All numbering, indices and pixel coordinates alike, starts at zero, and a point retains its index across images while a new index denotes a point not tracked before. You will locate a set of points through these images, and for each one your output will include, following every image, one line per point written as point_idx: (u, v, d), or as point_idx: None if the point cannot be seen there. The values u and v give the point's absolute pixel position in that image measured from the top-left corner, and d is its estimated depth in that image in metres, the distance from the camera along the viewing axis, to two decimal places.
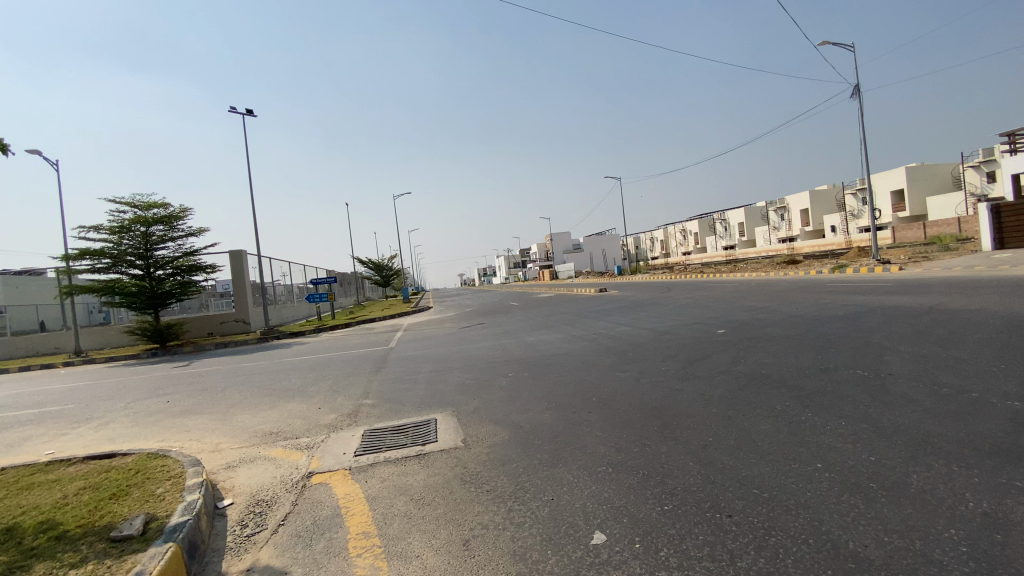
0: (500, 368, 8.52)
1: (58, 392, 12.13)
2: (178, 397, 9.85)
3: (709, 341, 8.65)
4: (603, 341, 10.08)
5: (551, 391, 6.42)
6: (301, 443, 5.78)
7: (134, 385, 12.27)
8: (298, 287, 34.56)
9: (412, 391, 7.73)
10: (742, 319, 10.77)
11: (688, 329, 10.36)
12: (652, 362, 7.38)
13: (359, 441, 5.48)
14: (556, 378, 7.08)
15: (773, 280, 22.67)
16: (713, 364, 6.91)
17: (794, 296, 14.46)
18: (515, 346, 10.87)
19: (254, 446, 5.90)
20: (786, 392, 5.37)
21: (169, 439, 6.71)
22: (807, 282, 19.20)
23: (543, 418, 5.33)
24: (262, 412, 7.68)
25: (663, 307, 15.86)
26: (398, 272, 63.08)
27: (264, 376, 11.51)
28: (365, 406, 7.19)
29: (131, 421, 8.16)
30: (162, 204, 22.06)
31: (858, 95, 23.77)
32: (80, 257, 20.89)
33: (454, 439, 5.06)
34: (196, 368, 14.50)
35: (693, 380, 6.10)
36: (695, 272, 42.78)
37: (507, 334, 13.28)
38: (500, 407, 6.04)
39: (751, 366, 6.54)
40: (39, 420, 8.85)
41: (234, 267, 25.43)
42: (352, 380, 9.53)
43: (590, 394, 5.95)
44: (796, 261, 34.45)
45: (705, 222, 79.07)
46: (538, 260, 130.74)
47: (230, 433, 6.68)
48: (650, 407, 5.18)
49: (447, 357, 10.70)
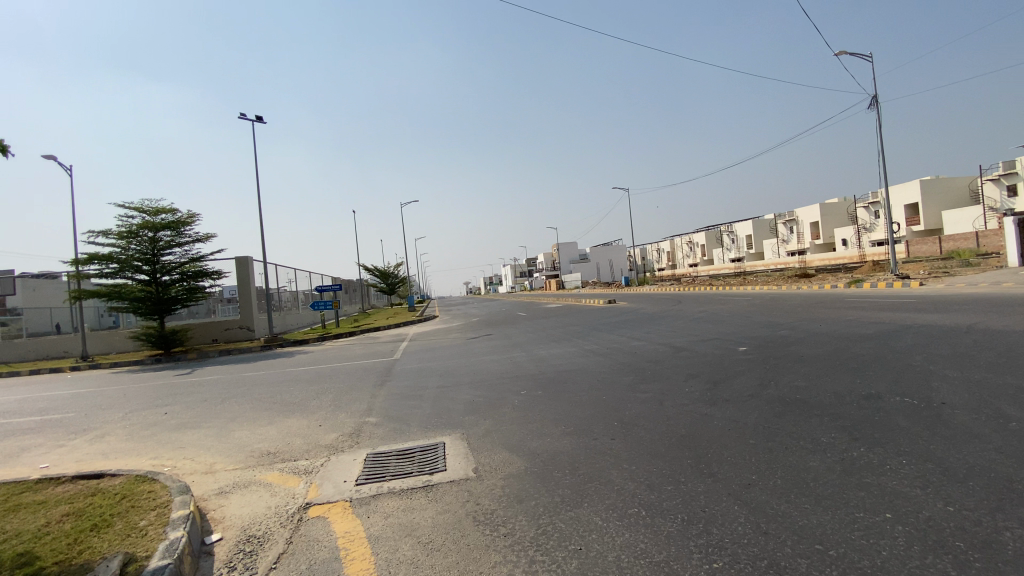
0: (512, 385, 8.08)
1: (56, 399, 11.79)
2: (176, 408, 9.47)
3: (733, 359, 8.19)
4: (619, 357, 9.64)
5: (568, 413, 5.98)
6: (300, 466, 5.35)
7: (133, 393, 11.91)
8: (303, 294, 34.35)
9: (419, 408, 7.32)
10: (764, 336, 10.27)
11: (708, 345, 9.88)
12: (673, 382, 6.93)
13: (362, 467, 5.05)
14: (572, 399, 6.66)
15: (788, 294, 22.13)
16: (741, 385, 6.43)
17: (815, 312, 13.95)
18: (526, 361, 10.42)
19: (250, 469, 5.48)
20: (830, 421, 4.92)
21: (161, 456, 6.31)
22: (825, 296, 18.67)
23: (561, 444, 4.89)
24: (260, 429, 7.27)
25: (677, 320, 15.39)
26: (404, 280, 62.84)
27: (265, 386, 11.14)
28: (368, 425, 6.78)
29: (126, 433, 7.79)
30: (170, 209, 21.88)
31: (876, 106, 23.31)
32: (88, 261, 20.73)
33: (465, 468, 4.63)
34: (199, 376, 14.19)
35: (722, 403, 5.66)
36: (705, 283, 42.20)
37: (517, 347, 12.82)
38: (514, 430, 5.61)
39: (783, 389, 6.08)
40: (32, 430, 8.49)
41: (240, 273, 25.20)
42: (356, 394, 9.12)
43: (612, 417, 5.50)
44: (809, 275, 33.80)
45: (714, 234, 78.38)
46: (544, 270, 130.32)
47: (226, 451, 6.27)
48: (680, 435, 4.74)
49: (456, 370, 10.26)
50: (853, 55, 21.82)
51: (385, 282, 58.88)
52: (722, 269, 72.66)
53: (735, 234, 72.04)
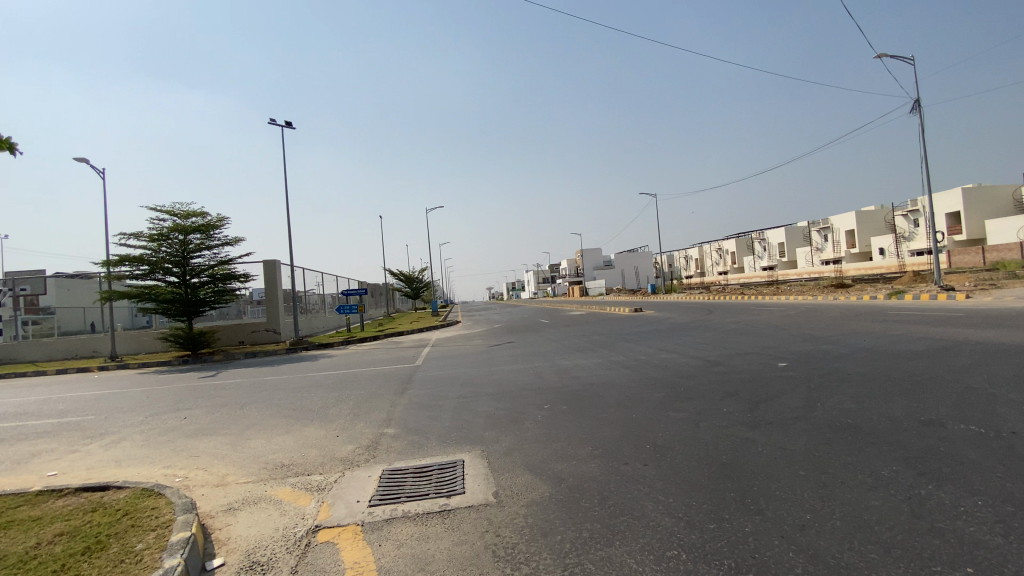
0: (536, 398, 7.72)
1: (82, 400, 11.91)
2: (195, 413, 9.39)
3: (772, 376, 7.70)
4: (648, 370, 9.21)
5: (595, 432, 5.63)
6: (313, 481, 5.12)
7: (156, 396, 11.94)
8: (329, 297, 34.63)
9: (439, 421, 7.02)
10: (805, 351, 9.66)
11: (743, 360, 9.33)
12: (710, 401, 6.51)
13: (376, 485, 4.76)
14: (599, 416, 6.29)
15: (823, 305, 21.26)
16: (784, 406, 5.98)
17: (856, 325, 13.21)
18: (550, 372, 10.04)
19: (261, 483, 5.26)
20: (889, 450, 4.44)
21: (174, 466, 6.16)
22: (864, 309, 17.81)
23: (589, 468, 4.56)
24: (277, 438, 7.09)
25: (708, 331, 14.82)
26: (429, 284, 63.09)
27: (286, 392, 11.02)
28: (386, 437, 6.52)
29: (144, 439, 7.71)
30: (200, 212, 22.26)
31: (918, 110, 22.29)
32: (121, 263, 21.22)
33: (486, 492, 4.30)
34: (223, 379, 14.21)
35: (765, 427, 5.26)
36: (735, 292, 41.13)
37: (541, 357, 12.44)
38: (538, 450, 5.27)
39: (831, 411, 5.62)
40: (53, 433, 8.50)
41: (268, 276, 25.47)
42: (375, 402, 8.87)
43: (644, 440, 5.15)
44: (845, 285, 32.51)
45: (744, 241, 76.65)
46: (568, 276, 129.47)
47: (239, 462, 6.09)
48: (721, 464, 4.36)
49: (478, 380, 9.94)
50: (894, 58, 20.97)
51: (410, 286, 59.12)
52: (753, 278, 70.84)
53: (766, 242, 70.27)
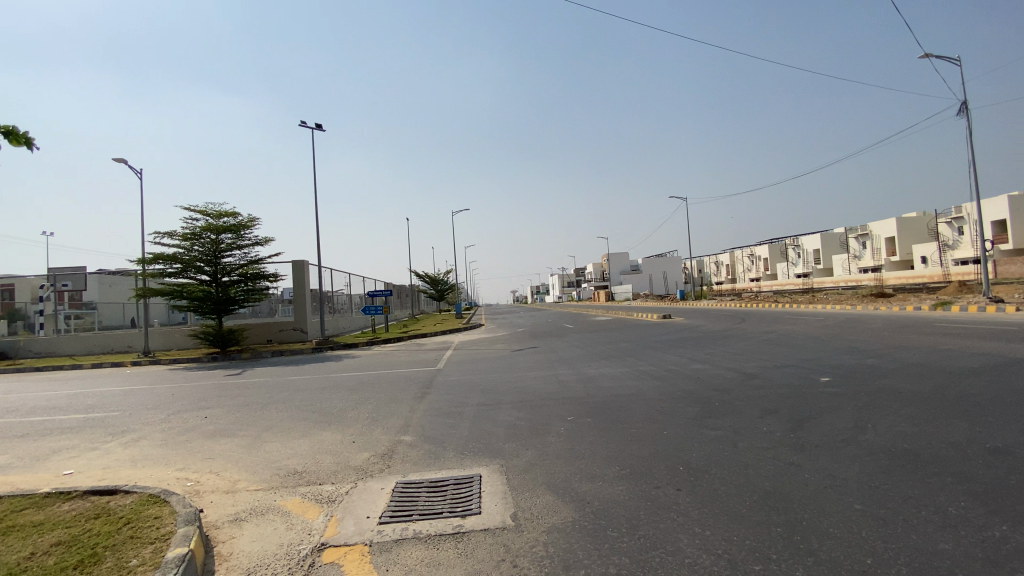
0: (559, 409, 7.37)
1: (109, 396, 12.06)
2: (216, 413, 9.35)
3: (813, 393, 7.20)
4: (679, 382, 8.78)
5: (624, 449, 5.32)
6: (324, 491, 4.91)
7: (181, 394, 12.02)
8: (356, 297, 34.95)
9: (458, 430, 6.73)
10: (847, 366, 9.06)
11: (781, 374, 8.80)
12: (747, 419, 6.14)
13: (388, 500, 4.50)
14: (628, 430, 5.95)
15: (862, 315, 20.31)
16: (830, 428, 5.56)
17: (899, 337, 12.46)
18: (574, 380, 9.68)
19: (271, 491, 5.06)
20: (955, 482, 3.95)
21: (188, 469, 6.03)
22: (907, 320, 16.88)
23: (619, 492, 4.27)
24: (293, 441, 6.92)
25: (740, 341, 14.22)
26: (454, 287, 63.25)
27: (307, 393, 10.92)
28: (402, 445, 6.27)
29: (163, 438, 7.65)
30: (232, 212, 22.60)
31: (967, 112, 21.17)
32: (155, 261, 21.71)
33: (504, 514, 3.99)
34: (247, 378, 14.23)
35: (811, 452, 4.88)
36: (768, 300, 39.89)
37: (564, 364, 12.07)
38: (562, 467, 4.96)
39: (884, 436, 5.18)
40: (77, 429, 8.54)
41: (296, 277, 25.76)
42: (393, 407, 8.65)
43: (678, 461, 4.84)
44: (885, 294, 31.15)
45: (776, 248, 74.60)
46: (594, 280, 128.33)
47: (252, 466, 5.92)
48: (763, 493, 4.02)
49: (499, 387, 9.63)
50: (941, 57, 19.98)
51: (435, 288, 59.34)
52: (786, 285, 68.77)
53: (801, 249, 68.20)
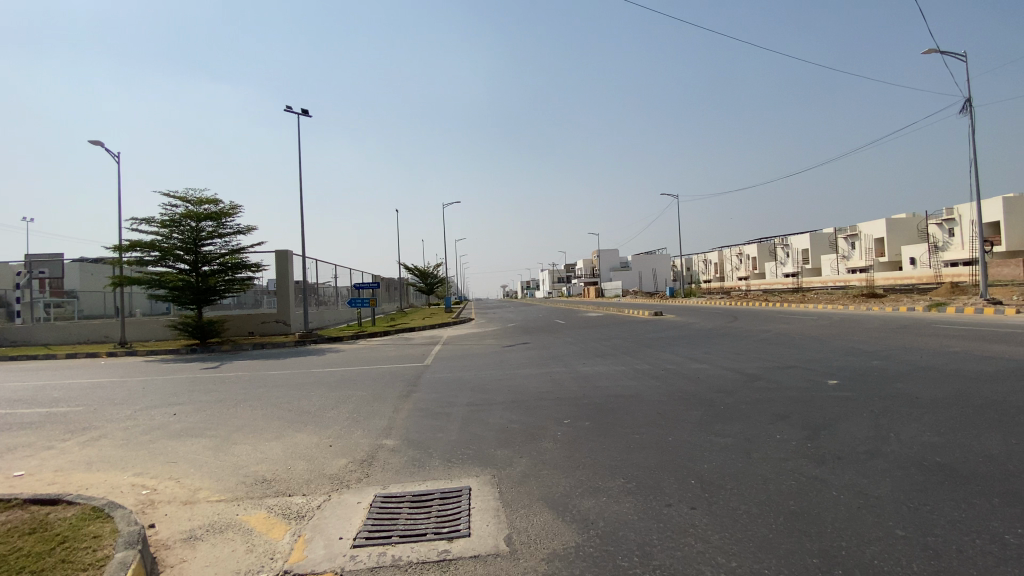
0: (553, 411, 6.89)
1: (76, 388, 11.33)
2: (186, 410, 8.72)
3: (823, 398, 6.80)
4: (678, 382, 8.34)
5: (627, 457, 4.87)
6: (294, 504, 4.37)
7: (153, 387, 11.33)
8: (342, 290, 34.14)
9: (445, 433, 6.21)
10: (854, 368, 8.68)
11: (786, 375, 8.38)
12: (757, 424, 5.72)
13: (364, 518, 3.98)
14: (629, 436, 5.49)
15: (859, 315, 20.06)
16: (850, 438, 5.16)
17: (903, 339, 12.12)
18: (568, 379, 9.19)
19: (234, 503, 4.51)
20: (1004, 505, 3.57)
21: (146, 474, 5.44)
22: (906, 321, 16.62)
23: (626, 509, 3.81)
24: (265, 444, 6.35)
25: (738, 339, 13.85)
26: (443, 281, 62.57)
27: (286, 389, 10.31)
28: (384, 450, 5.75)
29: (126, 437, 7.02)
30: (213, 199, 21.78)
31: (969, 110, 20.94)
32: (132, 248, 20.83)
33: (496, 538, 3.50)
34: (225, 372, 13.54)
35: (834, 465, 4.46)
36: (759, 299, 39.64)
37: (557, 361, 11.57)
38: (559, 478, 4.48)
39: (911, 449, 4.79)
40: (33, 425, 7.87)
41: (280, 267, 24.98)
42: (377, 406, 8.10)
43: (688, 473, 4.39)
44: (877, 295, 31.12)
45: (766, 247, 74.80)
46: (584, 276, 128.26)
47: (216, 473, 5.35)
48: (789, 516, 3.58)
49: (490, 385, 9.10)
50: (945, 54, 19.69)
51: (424, 282, 58.58)
52: (775, 284, 68.96)
53: (790, 248, 68.38)
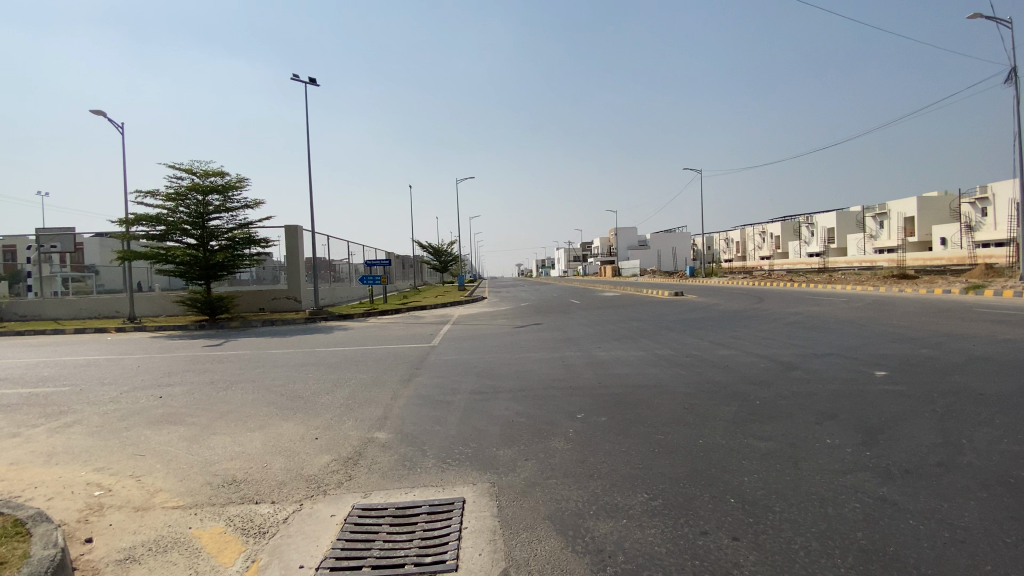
0: (565, 402, 6.18)
1: (69, 367, 10.93)
2: (174, 392, 8.21)
3: (871, 392, 5.97)
4: (704, 370, 7.60)
5: (650, 465, 4.13)
6: (258, 515, 3.74)
7: (147, 366, 10.89)
8: (354, 267, 33.66)
9: (444, 427, 5.53)
10: (901, 358, 7.79)
11: (825, 365, 7.57)
12: (801, 425, 4.93)
13: (334, 537, 3.33)
14: (653, 438, 4.75)
15: (891, 297, 19.01)
16: (913, 443, 4.35)
17: (946, 324, 11.16)
18: (583, 365, 8.46)
19: (190, 512, 3.91)
20: None
21: (107, 470, 4.88)
22: (944, 304, 15.57)
23: (651, 539, 3.09)
24: (246, 434, 5.77)
25: (765, 323, 12.99)
26: (458, 260, 61.92)
27: (283, 370, 9.78)
28: (374, 445, 5.11)
29: (101, 423, 6.51)
30: (219, 172, 21.21)
31: (1016, 79, 19.30)
32: (137, 222, 20.43)
33: None
34: (226, 350, 13.10)
35: (903, 482, 3.66)
36: (783, 279, 38.24)
37: (571, 344, 10.83)
38: (570, 491, 3.76)
39: (992, 461, 3.95)
40: (11, 407, 7.41)
41: (290, 242, 24.53)
42: (374, 392, 7.48)
43: (725, 489, 3.65)
44: (906, 276, 29.76)
45: (789, 226, 72.72)
46: (600, 255, 126.71)
47: (183, 471, 4.76)
48: (860, 556, 2.83)
49: (496, 370, 8.41)
50: (993, 17, 18.20)
51: (438, 260, 58.00)
52: (799, 265, 67.06)
53: (814, 227, 66.28)
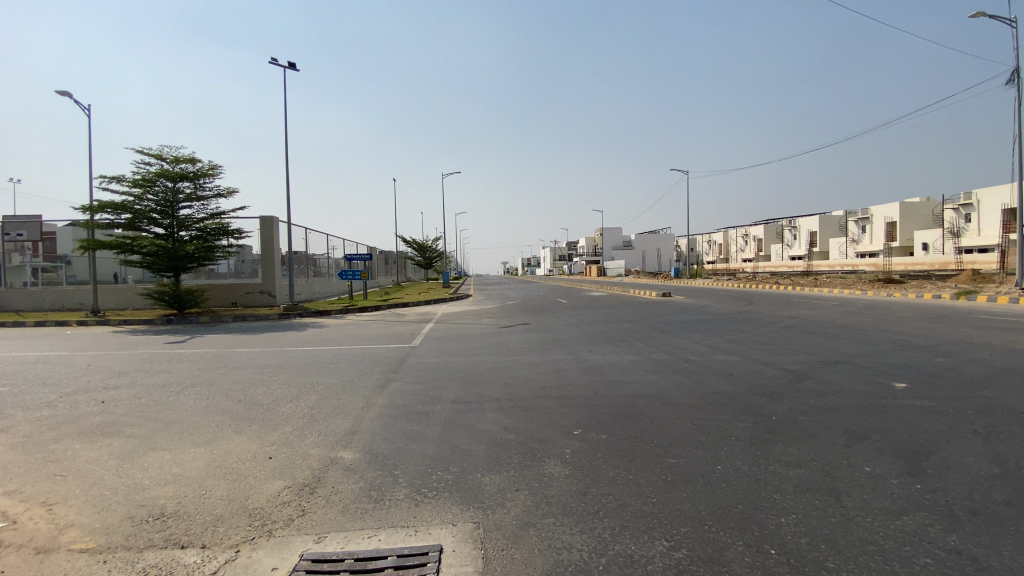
0: (559, 415, 5.48)
1: (10, 364, 9.91)
2: (122, 396, 7.34)
3: (898, 409, 5.36)
4: (708, 379, 6.97)
5: (666, 501, 3.44)
6: (182, 566, 2.97)
7: (99, 365, 9.93)
8: (334, 261, 32.56)
9: (420, 445, 4.78)
10: (917, 367, 7.25)
11: (838, 374, 6.98)
12: (832, 449, 4.29)
13: None
14: (664, 464, 4.06)
15: (886, 301, 18.60)
16: (968, 473, 3.73)
17: (951, 330, 10.67)
18: (576, 371, 7.76)
19: (100, 559, 3.12)
20: None
21: (17, 493, 4.07)
22: (941, 310, 15.18)
23: None
24: (190, 451, 4.96)
25: (761, 326, 12.46)
26: (442, 256, 60.88)
27: (248, 371, 8.94)
28: (337, 468, 4.34)
29: (27, 433, 5.64)
30: (191, 158, 20.09)
31: (1017, 82, 19.06)
32: (102, 209, 19.22)
33: None
34: (188, 348, 12.14)
35: (975, 528, 3.01)
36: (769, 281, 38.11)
37: (561, 347, 10.14)
38: (574, 536, 3.06)
39: None
40: None
41: (265, 234, 23.44)
42: (344, 400, 6.70)
43: (763, 536, 2.99)
44: (894, 279, 29.65)
45: (773, 229, 73.12)
46: (585, 254, 126.52)
47: (107, 498, 3.96)
48: None
49: (482, 375, 7.68)
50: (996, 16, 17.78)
51: (422, 255, 56.86)
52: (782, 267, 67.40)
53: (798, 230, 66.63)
